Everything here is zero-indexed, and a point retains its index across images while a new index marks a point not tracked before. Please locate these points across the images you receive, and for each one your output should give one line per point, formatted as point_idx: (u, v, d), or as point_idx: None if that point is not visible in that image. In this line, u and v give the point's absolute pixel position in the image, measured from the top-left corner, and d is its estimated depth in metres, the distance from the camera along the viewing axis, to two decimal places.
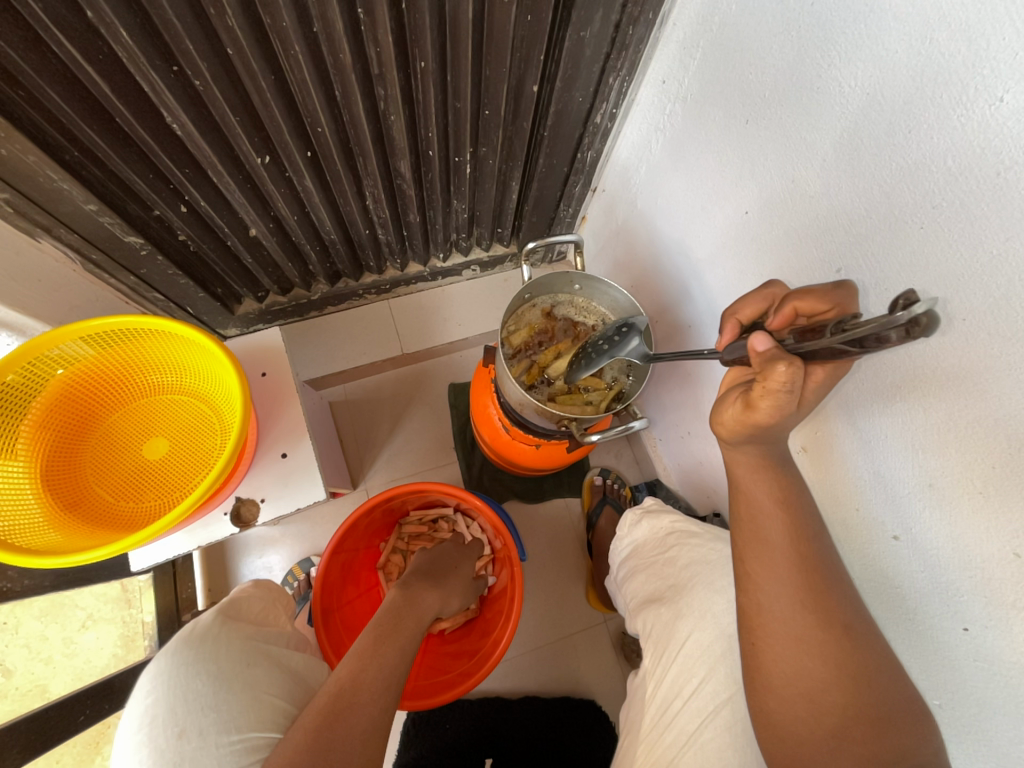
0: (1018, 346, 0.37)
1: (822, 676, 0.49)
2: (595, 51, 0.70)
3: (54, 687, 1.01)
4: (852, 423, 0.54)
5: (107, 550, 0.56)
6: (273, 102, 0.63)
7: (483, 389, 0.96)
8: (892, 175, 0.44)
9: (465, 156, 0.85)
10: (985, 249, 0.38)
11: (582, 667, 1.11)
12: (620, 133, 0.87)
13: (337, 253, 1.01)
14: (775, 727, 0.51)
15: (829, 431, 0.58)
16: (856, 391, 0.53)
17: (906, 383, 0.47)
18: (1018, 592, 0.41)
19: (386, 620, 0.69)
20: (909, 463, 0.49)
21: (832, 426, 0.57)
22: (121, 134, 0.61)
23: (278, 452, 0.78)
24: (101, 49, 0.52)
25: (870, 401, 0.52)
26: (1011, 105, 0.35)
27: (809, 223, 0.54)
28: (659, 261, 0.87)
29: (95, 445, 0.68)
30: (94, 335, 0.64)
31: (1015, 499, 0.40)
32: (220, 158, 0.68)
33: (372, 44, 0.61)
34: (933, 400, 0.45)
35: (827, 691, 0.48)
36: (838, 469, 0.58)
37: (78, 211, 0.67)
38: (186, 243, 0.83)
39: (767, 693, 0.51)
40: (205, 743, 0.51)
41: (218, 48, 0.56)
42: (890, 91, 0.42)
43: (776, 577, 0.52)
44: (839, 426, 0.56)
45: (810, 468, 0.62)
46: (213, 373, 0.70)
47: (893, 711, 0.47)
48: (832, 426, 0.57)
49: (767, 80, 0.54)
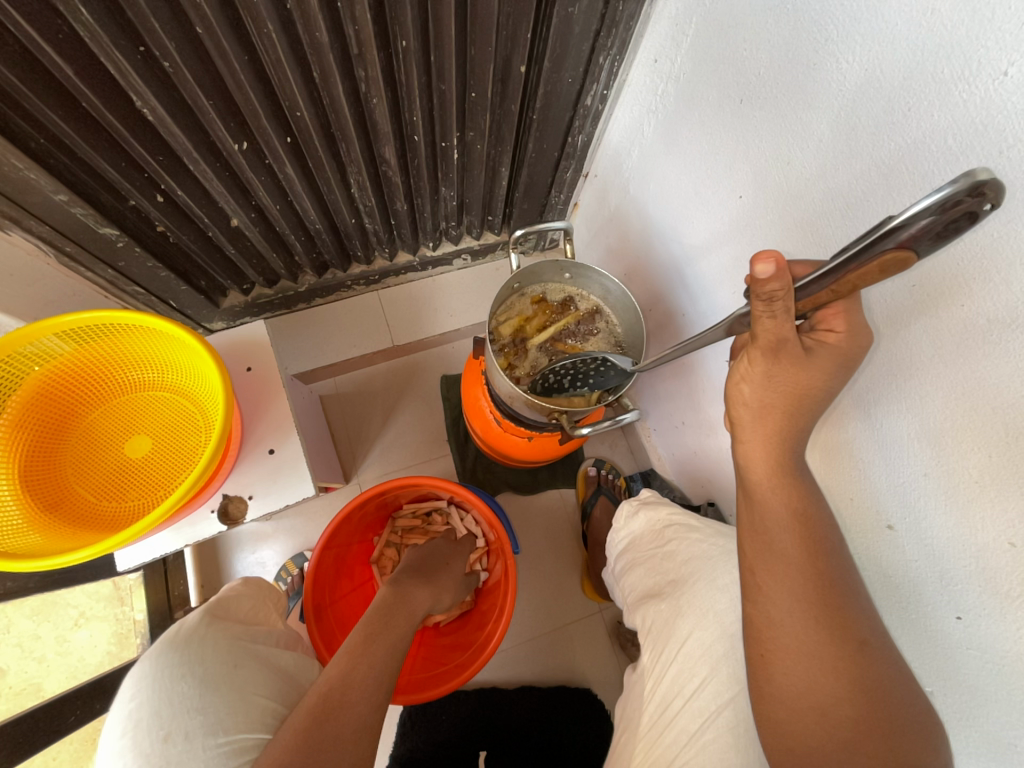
0: (1015, 331, 0.36)
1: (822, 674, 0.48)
2: (584, 30, 0.68)
3: (48, 686, 1.00)
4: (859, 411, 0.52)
5: (88, 552, 0.54)
6: (249, 86, 0.60)
7: (474, 381, 0.94)
8: (889, 155, 0.42)
9: (452, 141, 0.83)
10: (985, 231, 0.37)
11: (579, 656, 1.11)
12: (611, 115, 0.85)
13: (323, 242, 0.98)
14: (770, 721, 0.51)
15: (832, 420, 0.56)
16: (863, 380, 0.51)
17: (913, 372, 0.45)
18: (1014, 583, 0.40)
19: (376, 618, 0.68)
20: (915, 456, 0.47)
21: (839, 419, 0.55)
22: (89, 120, 0.59)
23: (265, 448, 0.76)
24: (59, 27, 0.50)
25: (878, 391, 0.49)
26: (1016, 79, 0.33)
27: (804, 206, 0.52)
28: (652, 247, 0.86)
29: (75, 445, 0.66)
30: (69, 331, 0.61)
31: (1012, 489, 0.39)
32: (195, 145, 0.65)
33: (350, 21, 0.58)
34: (942, 389, 0.43)
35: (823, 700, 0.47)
36: (845, 462, 0.55)
37: (48, 202, 0.65)
38: (165, 234, 0.80)
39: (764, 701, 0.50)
40: (191, 746, 0.50)
41: (186, 26, 0.54)
42: (889, 70, 0.41)
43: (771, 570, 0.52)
44: (845, 416, 0.54)
45: (814, 459, 0.60)
46: (196, 368, 0.69)
47: (883, 703, 0.47)
48: (835, 417, 0.55)
49: (762, 57, 0.52)
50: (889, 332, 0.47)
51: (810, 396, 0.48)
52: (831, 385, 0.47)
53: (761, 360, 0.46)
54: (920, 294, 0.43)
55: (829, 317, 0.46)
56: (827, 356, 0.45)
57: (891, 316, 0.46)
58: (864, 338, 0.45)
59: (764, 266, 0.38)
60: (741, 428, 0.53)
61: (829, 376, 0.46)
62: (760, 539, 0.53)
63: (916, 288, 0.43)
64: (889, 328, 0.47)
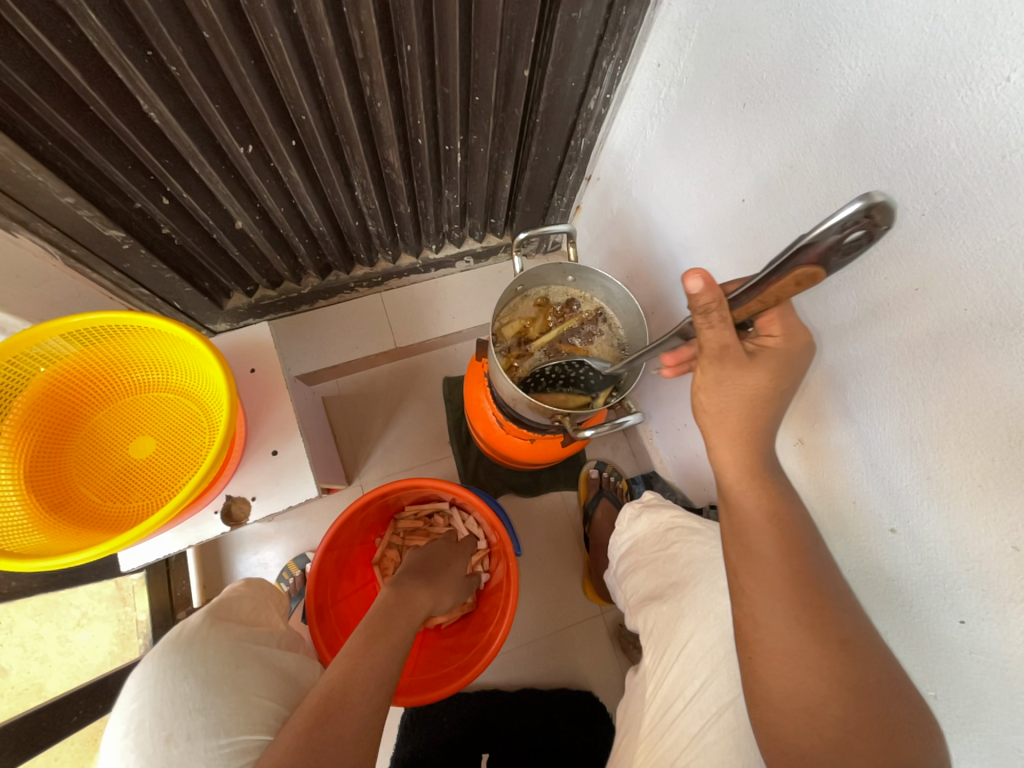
0: (1018, 335, 0.36)
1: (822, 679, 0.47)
2: (587, 34, 0.68)
3: (50, 686, 1.01)
4: (818, 405, 0.57)
5: (92, 552, 0.54)
6: (255, 90, 0.61)
7: (476, 383, 0.94)
8: (892, 159, 0.42)
9: (455, 144, 0.83)
10: (988, 236, 0.37)
11: (580, 658, 1.11)
12: (614, 118, 0.85)
13: (326, 245, 0.99)
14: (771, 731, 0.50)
15: (795, 415, 0.62)
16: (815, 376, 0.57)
17: (858, 367, 0.51)
18: (1016, 586, 0.40)
19: (378, 619, 0.68)
20: (870, 444, 0.52)
21: (800, 413, 0.61)
22: (96, 123, 0.59)
23: (268, 450, 0.77)
24: (68, 32, 0.50)
25: (828, 385, 0.55)
26: (1018, 84, 0.33)
27: (807, 210, 0.53)
28: (654, 250, 0.86)
29: (80, 445, 0.66)
30: (75, 332, 0.62)
31: (1015, 493, 0.39)
32: (201, 147, 0.66)
33: (355, 26, 0.59)
34: (878, 380, 0.49)
35: (825, 705, 0.47)
36: (813, 456, 0.60)
37: (55, 204, 0.65)
38: (170, 236, 0.81)
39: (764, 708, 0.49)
40: (193, 747, 0.50)
41: (193, 30, 0.54)
42: (892, 75, 0.41)
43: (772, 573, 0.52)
44: (811, 412, 0.59)
45: (784, 452, 0.66)
46: (200, 369, 0.69)
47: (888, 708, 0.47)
48: (798, 411, 0.61)
49: (765, 62, 0.53)
50: (840, 333, 0.52)
51: (760, 396, 0.52)
52: (778, 385, 0.52)
53: (712, 369, 0.52)
54: (867, 297, 0.48)
55: (767, 324, 0.52)
56: (768, 358, 0.51)
57: (845, 317, 0.51)
58: (800, 338, 0.52)
59: (693, 282, 0.46)
60: (738, 429, 0.54)
61: (773, 376, 0.51)
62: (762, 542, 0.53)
63: (864, 293, 0.48)
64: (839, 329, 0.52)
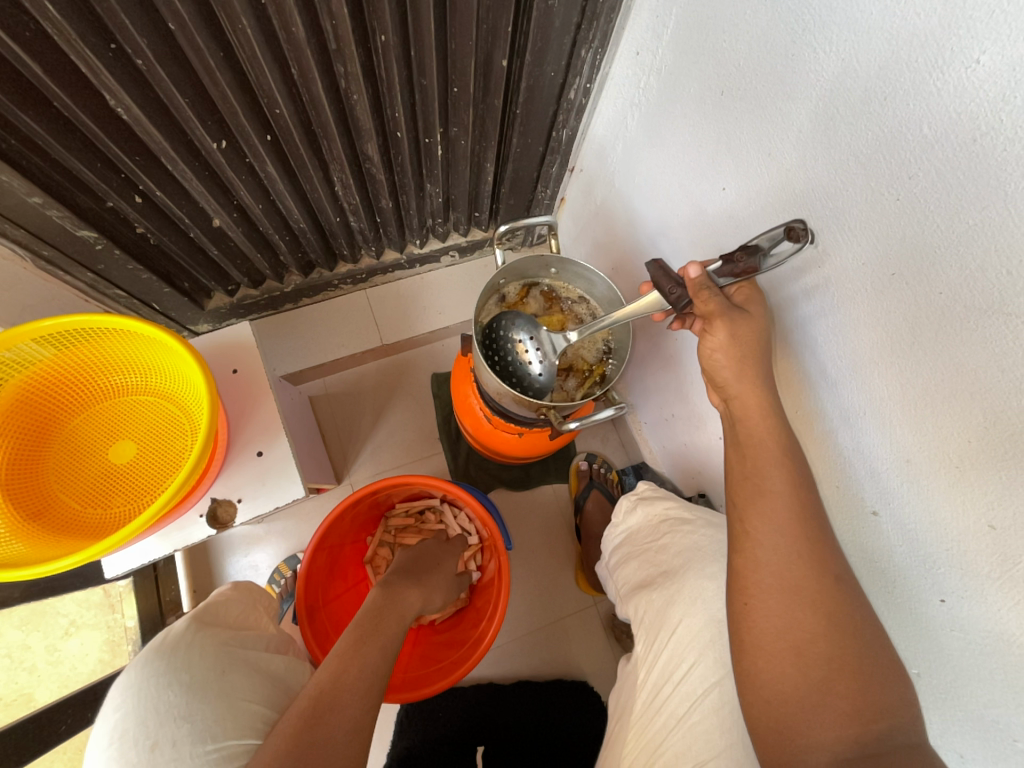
0: (991, 317, 0.37)
1: (817, 663, 0.47)
2: (565, 23, 0.67)
3: (39, 695, 0.99)
4: (782, 392, 0.60)
5: (72, 560, 0.53)
6: (224, 82, 0.59)
7: (463, 378, 0.94)
8: (868, 145, 0.43)
9: (435, 137, 0.82)
10: (961, 220, 0.37)
11: (574, 649, 1.11)
12: (595, 109, 0.84)
13: (308, 242, 0.97)
14: (753, 722, 0.49)
15: None
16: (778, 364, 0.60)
17: (817, 354, 0.53)
18: (993, 564, 0.41)
19: (367, 620, 0.68)
20: (834, 424, 0.54)
21: None
22: (62, 120, 0.58)
23: (253, 451, 0.76)
24: (27, 25, 0.48)
25: (789, 372, 0.58)
26: (987, 66, 0.33)
27: (786, 200, 0.53)
28: (638, 240, 0.86)
29: (58, 451, 0.65)
30: (48, 336, 0.60)
31: (989, 472, 0.39)
32: (172, 144, 0.64)
33: (327, 16, 0.58)
34: (841, 364, 0.51)
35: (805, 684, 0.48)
36: None
37: (22, 204, 0.64)
38: (145, 236, 0.79)
39: (753, 692, 0.49)
40: (178, 754, 0.49)
41: (158, 22, 0.52)
42: (866, 59, 0.41)
43: (773, 557, 0.50)
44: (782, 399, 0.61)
45: None
46: (181, 372, 0.68)
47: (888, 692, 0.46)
48: None
49: (742, 50, 0.52)
50: (798, 323, 0.55)
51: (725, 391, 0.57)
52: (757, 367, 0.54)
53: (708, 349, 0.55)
54: (831, 286, 0.49)
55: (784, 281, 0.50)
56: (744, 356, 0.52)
57: (810, 307, 0.53)
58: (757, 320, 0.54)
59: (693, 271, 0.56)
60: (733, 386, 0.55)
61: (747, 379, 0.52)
62: (758, 528, 0.51)
63: (818, 285, 0.51)
64: (796, 320, 0.55)
